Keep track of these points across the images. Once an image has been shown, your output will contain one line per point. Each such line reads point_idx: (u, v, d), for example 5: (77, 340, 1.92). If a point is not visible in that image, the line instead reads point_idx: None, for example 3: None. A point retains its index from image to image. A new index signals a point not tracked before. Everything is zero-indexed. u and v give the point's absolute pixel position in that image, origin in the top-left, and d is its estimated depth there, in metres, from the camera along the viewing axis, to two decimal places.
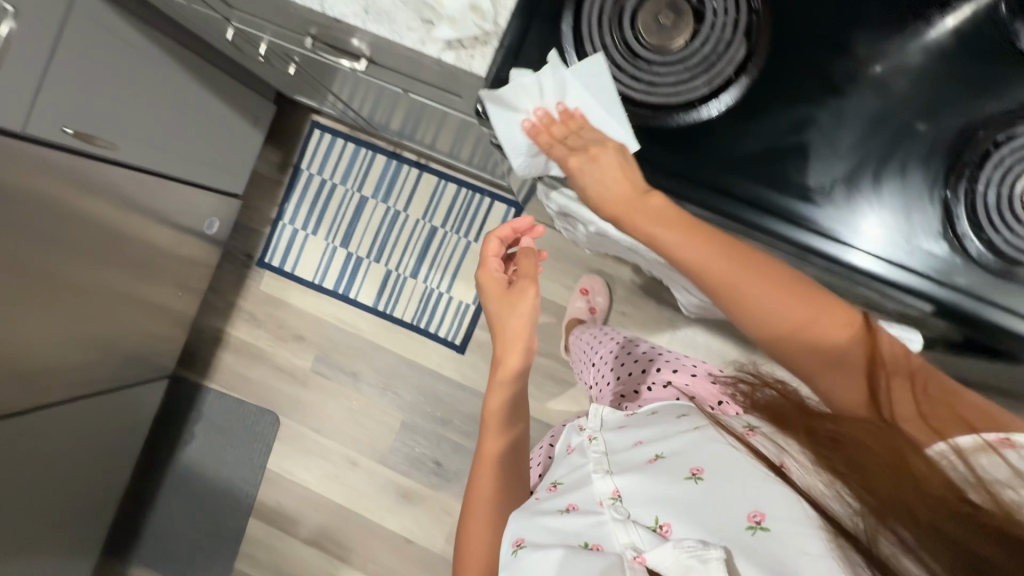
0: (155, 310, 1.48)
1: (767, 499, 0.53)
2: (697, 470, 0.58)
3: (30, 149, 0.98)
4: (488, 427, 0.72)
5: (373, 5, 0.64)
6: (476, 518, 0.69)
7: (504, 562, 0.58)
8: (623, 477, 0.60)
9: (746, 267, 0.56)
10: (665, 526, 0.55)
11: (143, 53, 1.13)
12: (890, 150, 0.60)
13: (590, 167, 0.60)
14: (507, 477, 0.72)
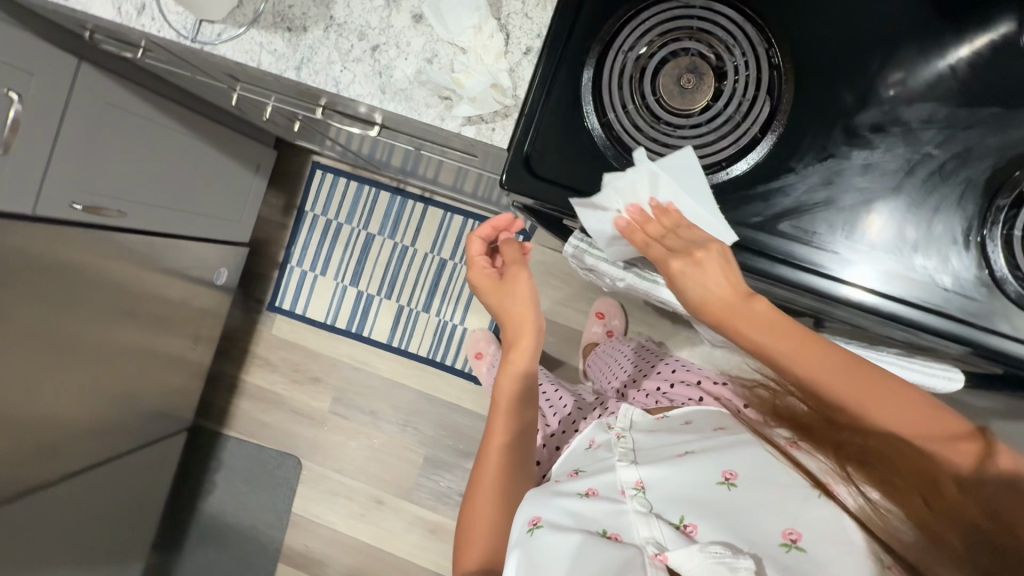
0: (172, 365, 1.47)
1: (806, 520, 0.57)
2: (730, 475, 0.62)
3: (41, 229, 0.97)
4: (498, 406, 0.70)
5: (389, 84, 0.64)
6: (483, 501, 0.67)
7: (519, 538, 0.59)
8: (651, 471, 0.64)
9: (831, 355, 0.54)
10: (690, 525, 0.58)
11: (146, 118, 1.13)
12: (916, 197, 0.59)
13: (693, 272, 0.54)
14: (516, 463, 0.69)
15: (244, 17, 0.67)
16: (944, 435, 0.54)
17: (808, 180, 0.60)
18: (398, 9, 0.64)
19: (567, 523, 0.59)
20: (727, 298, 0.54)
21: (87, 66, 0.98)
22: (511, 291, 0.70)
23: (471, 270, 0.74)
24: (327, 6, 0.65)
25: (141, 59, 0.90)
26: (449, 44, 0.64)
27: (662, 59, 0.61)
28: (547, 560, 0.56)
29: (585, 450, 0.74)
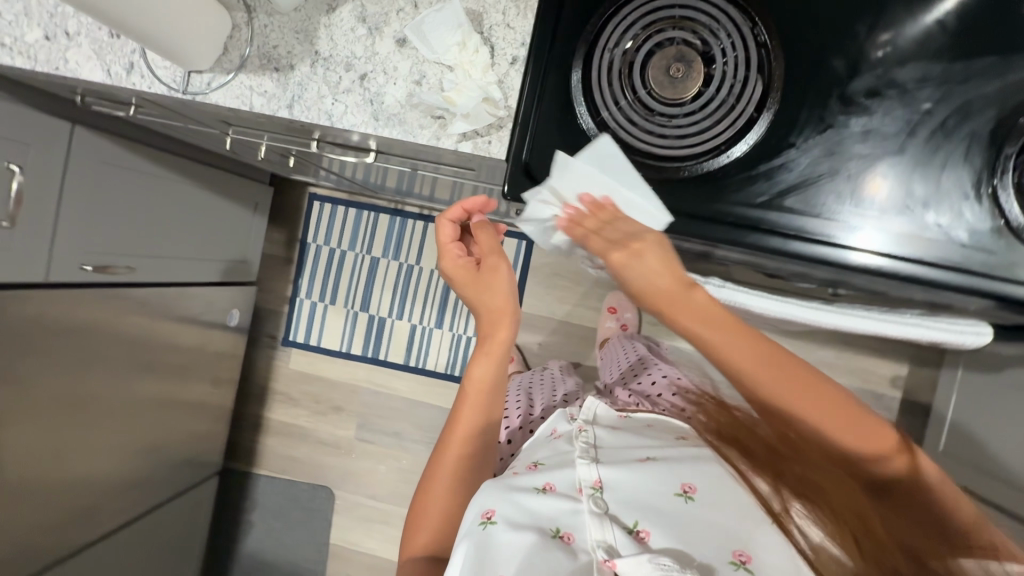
0: (195, 411, 1.48)
1: (758, 540, 0.56)
2: (688, 488, 0.60)
3: (54, 294, 0.98)
4: (465, 397, 0.67)
5: (381, 110, 0.64)
6: (437, 489, 0.66)
7: (470, 530, 0.58)
8: (612, 472, 0.63)
9: (822, 393, 0.52)
10: (643, 531, 0.57)
11: (144, 173, 1.14)
12: (920, 157, 0.59)
13: (636, 263, 0.52)
14: (473, 455, 0.67)
15: (230, 63, 0.68)
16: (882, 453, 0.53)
17: (810, 153, 0.60)
18: (381, 35, 0.64)
19: (520, 517, 0.58)
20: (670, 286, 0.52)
21: (81, 129, 0.99)
22: (488, 285, 0.66)
23: (444, 257, 0.69)
24: (311, 42, 0.66)
25: (134, 116, 0.92)
26: (435, 63, 0.64)
27: (649, 52, 0.61)
28: (496, 555, 0.55)
29: (546, 440, 0.76)
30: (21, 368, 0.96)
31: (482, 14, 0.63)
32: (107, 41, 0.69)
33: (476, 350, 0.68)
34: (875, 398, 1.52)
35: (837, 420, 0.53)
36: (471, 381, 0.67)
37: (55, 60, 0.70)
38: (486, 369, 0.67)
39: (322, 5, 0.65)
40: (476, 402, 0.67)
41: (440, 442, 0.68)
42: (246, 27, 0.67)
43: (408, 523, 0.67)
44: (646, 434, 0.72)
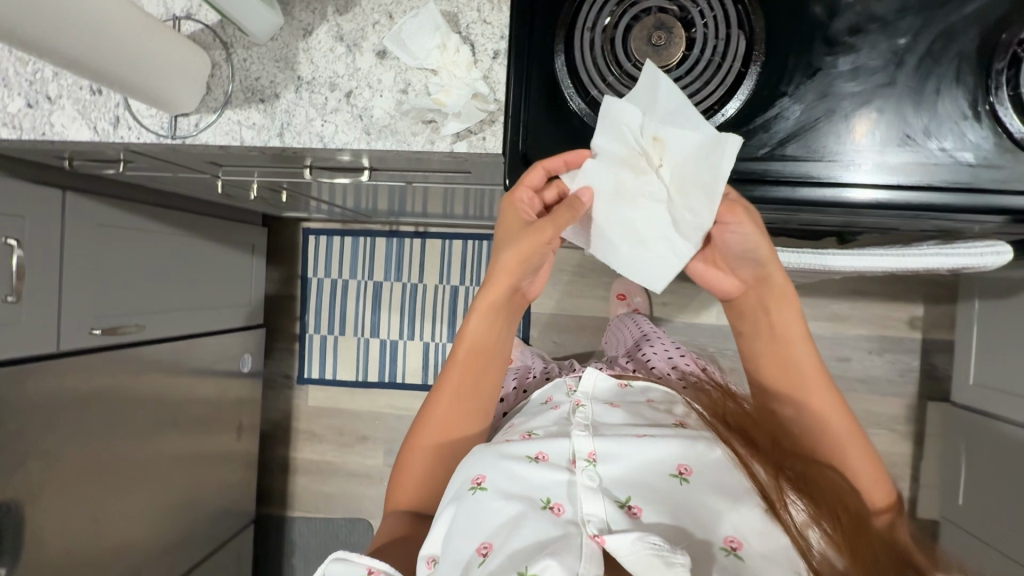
0: (222, 463, 1.47)
1: (743, 525, 0.58)
2: (684, 470, 0.62)
3: (66, 364, 0.98)
4: (456, 354, 0.70)
5: (372, 124, 0.65)
6: (422, 448, 0.71)
7: (460, 495, 0.63)
8: (607, 445, 0.65)
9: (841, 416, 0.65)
10: (634, 506, 0.59)
11: (139, 230, 1.14)
12: (914, 86, 0.59)
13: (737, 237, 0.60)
14: (460, 414, 0.71)
15: (215, 102, 0.68)
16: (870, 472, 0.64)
17: (803, 100, 0.60)
18: (360, 51, 0.65)
19: (509, 487, 0.62)
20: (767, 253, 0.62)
21: (72, 194, 0.99)
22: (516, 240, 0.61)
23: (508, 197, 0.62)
24: (292, 68, 0.66)
25: (123, 173, 0.92)
26: (418, 69, 0.64)
27: (627, 25, 0.61)
28: (484, 519, 0.59)
29: (543, 408, 0.80)
30: (45, 443, 0.95)
31: (457, 14, 0.64)
32: (90, 100, 0.69)
33: (473, 308, 0.68)
34: (896, 342, 1.51)
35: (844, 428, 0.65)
36: (466, 336, 0.69)
37: (41, 125, 0.70)
38: (479, 327, 0.68)
39: (298, 31, 0.66)
40: (468, 360, 0.70)
41: (432, 393, 0.72)
42: (225, 64, 0.67)
43: (397, 464, 0.73)
44: (646, 412, 0.74)
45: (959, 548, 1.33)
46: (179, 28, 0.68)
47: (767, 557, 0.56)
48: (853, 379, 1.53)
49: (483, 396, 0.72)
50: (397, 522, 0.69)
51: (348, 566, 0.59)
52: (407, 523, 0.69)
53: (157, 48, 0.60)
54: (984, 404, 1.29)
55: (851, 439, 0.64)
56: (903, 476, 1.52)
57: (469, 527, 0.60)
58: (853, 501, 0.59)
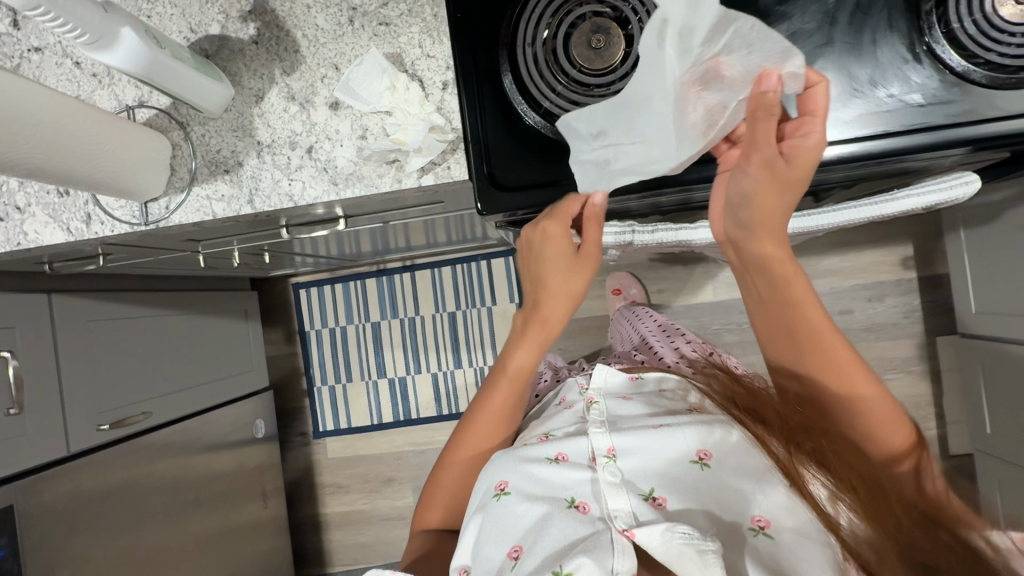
0: (251, 533, 1.45)
1: (771, 506, 0.59)
2: (704, 455, 0.63)
3: (78, 467, 0.97)
4: (500, 379, 0.72)
5: (338, 174, 0.66)
6: (453, 465, 0.74)
7: (485, 502, 0.65)
8: (623, 440, 0.65)
9: (847, 367, 0.61)
10: (659, 497, 0.59)
11: (130, 318, 1.15)
12: (853, 40, 0.60)
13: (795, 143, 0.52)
14: (493, 435, 0.74)
15: (181, 181, 0.69)
16: (897, 424, 0.61)
17: None
18: (314, 105, 0.66)
19: (532, 489, 0.64)
20: (773, 206, 0.55)
21: (58, 296, 0.99)
22: (568, 271, 0.63)
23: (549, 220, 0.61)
24: (251, 134, 0.67)
25: (105, 266, 0.93)
26: (373, 113, 0.65)
27: (565, 34, 0.62)
28: (511, 525, 0.61)
29: (558, 407, 0.81)
30: (71, 547, 0.95)
31: (401, 54, 0.65)
32: (59, 203, 0.70)
33: (520, 336, 0.70)
34: (893, 285, 1.52)
35: (857, 383, 0.60)
36: (512, 364, 0.71)
37: (16, 235, 0.71)
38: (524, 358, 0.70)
39: (249, 98, 0.67)
40: (506, 385, 0.72)
41: (473, 409, 0.75)
42: (185, 143, 0.68)
43: (433, 472, 0.76)
44: (660, 402, 0.74)
45: (998, 477, 1.33)
46: (134, 116, 0.69)
47: (794, 528, 0.57)
48: (859, 329, 1.53)
49: (514, 412, 0.74)
50: (427, 538, 0.72)
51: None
52: (430, 541, 0.70)
53: (115, 139, 0.61)
54: (990, 330, 1.30)
55: (871, 398, 0.60)
56: (929, 415, 1.52)
57: (498, 534, 0.61)
58: (866, 465, 0.58)
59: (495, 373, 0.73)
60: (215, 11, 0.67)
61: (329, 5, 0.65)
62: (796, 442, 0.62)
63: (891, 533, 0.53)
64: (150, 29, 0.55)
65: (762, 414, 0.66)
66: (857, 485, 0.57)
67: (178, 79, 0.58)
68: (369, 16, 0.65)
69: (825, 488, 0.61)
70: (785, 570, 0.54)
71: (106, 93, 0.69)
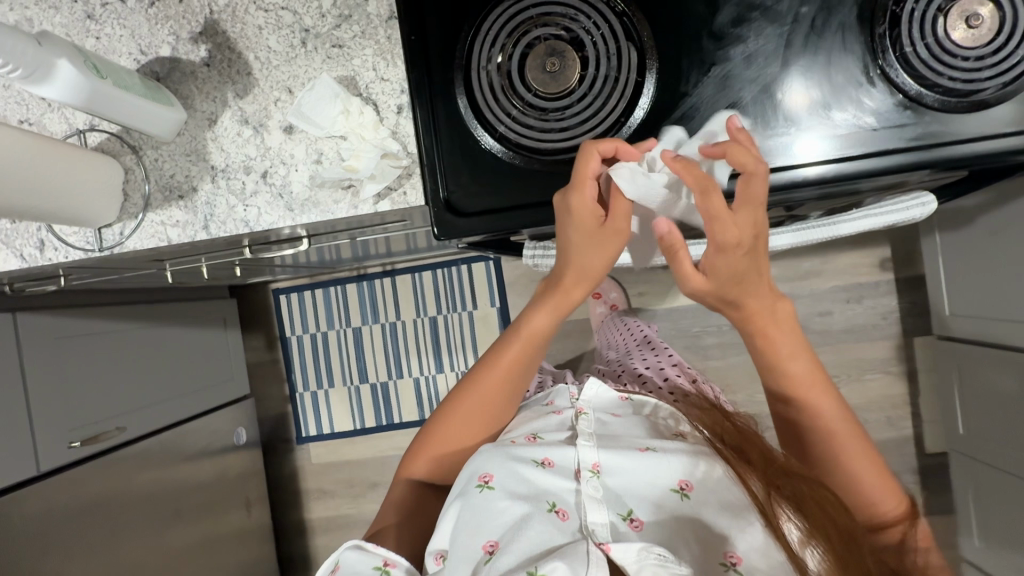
0: (234, 541, 1.46)
1: (747, 542, 0.58)
2: (685, 484, 0.64)
3: (50, 487, 0.97)
4: (515, 339, 0.69)
5: (293, 200, 0.65)
6: (451, 418, 0.71)
7: (466, 490, 0.64)
8: (611, 455, 0.67)
9: (837, 414, 0.62)
10: (636, 518, 0.62)
11: (101, 332, 1.14)
12: (809, 61, 0.59)
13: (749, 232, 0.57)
14: (496, 399, 0.71)
15: (135, 207, 0.68)
16: (888, 494, 0.61)
17: (705, 99, 0.61)
18: (268, 129, 0.65)
19: (515, 488, 0.63)
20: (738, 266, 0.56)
21: (23, 314, 0.98)
22: (592, 246, 0.60)
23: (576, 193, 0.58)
24: (204, 159, 0.66)
25: (68, 284, 0.91)
26: (328, 138, 0.64)
27: (520, 56, 0.62)
28: (490, 519, 0.61)
29: (545, 410, 0.81)
30: (43, 567, 0.94)
31: (355, 76, 0.64)
32: (11, 229, 0.69)
33: (541, 298, 0.67)
34: (872, 287, 1.53)
35: (842, 433, 0.62)
36: (527, 326, 0.68)
37: None
38: (542, 322, 0.67)
39: (202, 122, 0.66)
40: (521, 347, 0.69)
41: (481, 367, 0.71)
42: (138, 167, 0.67)
43: (428, 420, 0.73)
44: (646, 421, 0.76)
45: (971, 476, 1.35)
46: (85, 140, 0.67)
47: (759, 547, 0.58)
48: (837, 331, 1.54)
49: (521, 380, 0.72)
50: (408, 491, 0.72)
51: (364, 555, 0.61)
52: (415, 496, 0.71)
53: (59, 167, 0.59)
54: (964, 332, 1.31)
55: (853, 449, 0.61)
56: (906, 415, 1.54)
57: (475, 524, 0.60)
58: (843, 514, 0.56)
59: (511, 331, 0.70)
60: (165, 32, 0.66)
61: (282, 26, 0.64)
62: (776, 486, 0.60)
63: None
64: (91, 58, 0.54)
65: (745, 454, 0.64)
66: (832, 534, 0.55)
67: (124, 108, 0.57)
68: (322, 38, 0.64)
69: (798, 529, 0.58)
70: None
71: (55, 117, 0.67)
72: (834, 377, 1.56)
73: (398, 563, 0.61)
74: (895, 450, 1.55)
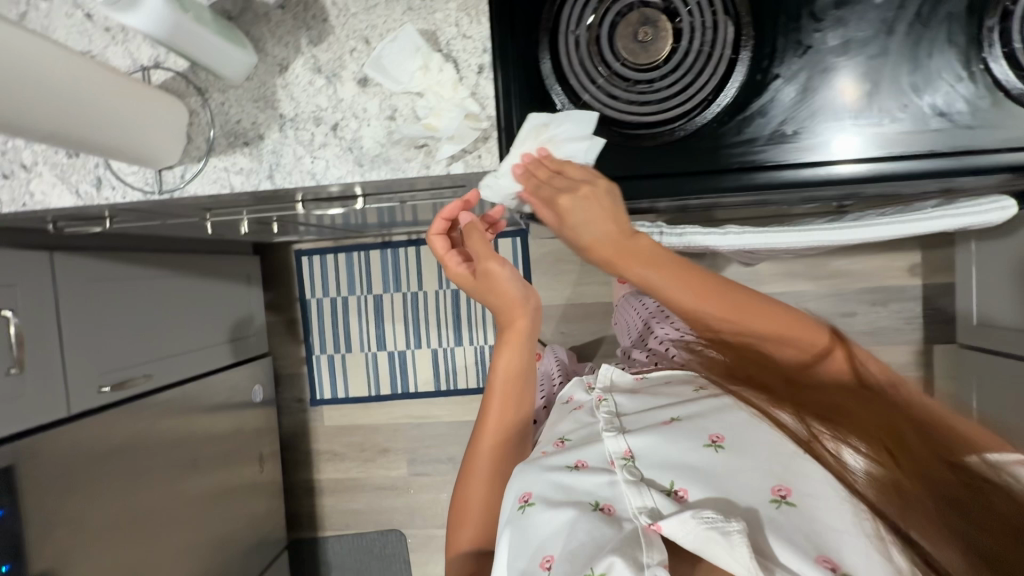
0: (246, 495, 1.47)
1: (793, 474, 0.55)
2: (716, 437, 0.59)
3: (79, 429, 0.97)
4: (492, 390, 0.74)
5: (363, 155, 0.63)
6: (473, 482, 0.72)
7: (511, 516, 0.62)
8: (640, 439, 0.61)
9: (742, 299, 0.57)
10: (681, 491, 0.56)
11: (131, 278, 1.12)
12: (909, 51, 0.57)
13: (579, 205, 0.54)
14: (501, 449, 0.73)
15: (198, 150, 0.66)
16: (815, 346, 0.59)
17: (795, 80, 0.58)
18: (342, 80, 0.63)
19: (555, 496, 0.60)
20: (614, 232, 0.53)
21: (59, 253, 0.96)
22: (492, 286, 0.71)
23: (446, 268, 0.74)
24: (273, 106, 0.64)
25: (111, 227, 0.90)
26: (403, 93, 0.62)
27: (611, 24, 0.60)
28: (540, 535, 0.58)
29: (568, 407, 0.78)
30: (70, 508, 0.95)
31: (436, 31, 0.61)
32: (67, 164, 0.67)
33: (500, 342, 0.74)
34: (898, 292, 1.52)
35: (749, 305, 0.57)
36: (497, 368, 0.74)
37: (21, 195, 0.68)
38: (507, 358, 0.73)
39: (274, 67, 0.64)
40: (501, 390, 0.74)
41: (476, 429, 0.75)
42: (203, 110, 0.65)
43: (455, 495, 0.74)
44: (667, 390, 0.71)
45: None
46: (149, 78, 0.65)
47: (819, 496, 0.53)
48: (858, 333, 1.54)
49: (518, 412, 0.75)
50: (462, 562, 0.71)
51: None
52: (477, 565, 0.71)
53: (126, 107, 0.58)
54: (990, 342, 1.32)
55: (766, 318, 0.58)
56: None
57: (529, 546, 0.58)
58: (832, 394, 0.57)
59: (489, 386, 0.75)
60: None
61: None
62: (801, 403, 0.58)
63: (906, 464, 0.51)
64: None
65: (745, 376, 0.62)
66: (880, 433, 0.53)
67: (201, 44, 0.55)
68: None
69: (842, 444, 0.56)
70: (823, 546, 0.50)
71: (119, 51, 0.65)
72: None
73: None
74: None
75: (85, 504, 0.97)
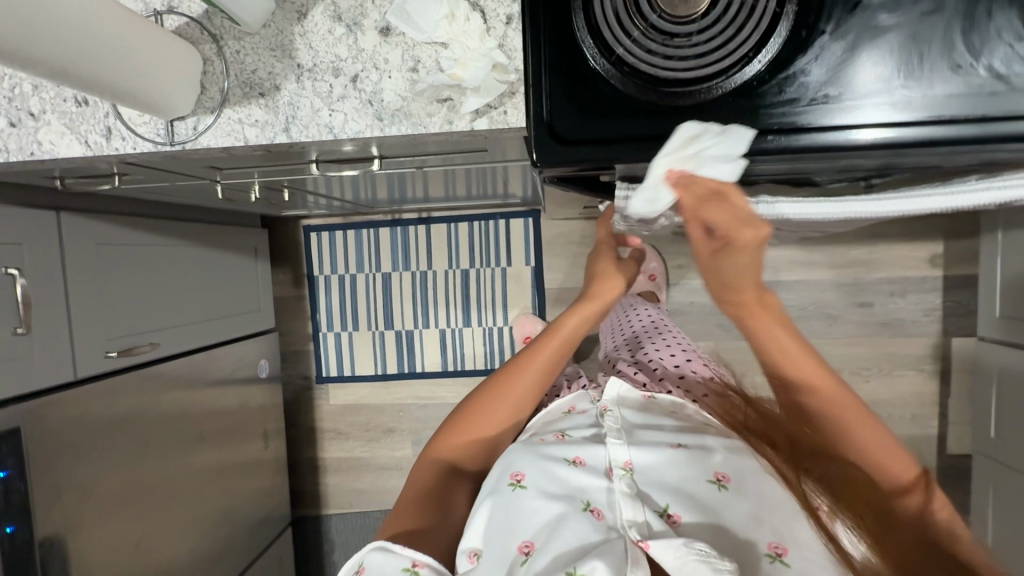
0: (251, 470, 1.46)
1: (795, 536, 0.56)
2: (722, 477, 0.60)
3: (84, 394, 0.95)
4: (550, 339, 0.73)
5: (384, 109, 0.61)
6: (490, 409, 0.71)
7: (497, 488, 0.61)
8: (643, 454, 0.62)
9: (832, 380, 0.63)
10: (675, 514, 0.57)
11: (138, 245, 1.10)
12: (968, 7, 0.53)
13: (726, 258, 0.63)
14: (527, 397, 0.72)
15: (212, 101, 0.63)
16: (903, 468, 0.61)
17: (840, 38, 0.54)
18: (362, 29, 0.60)
19: (547, 488, 0.61)
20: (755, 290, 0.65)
21: (66, 214, 0.94)
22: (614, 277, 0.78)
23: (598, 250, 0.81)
24: (290, 56, 0.61)
25: (120, 186, 0.88)
26: (427, 44, 0.60)
27: None
28: (525, 519, 0.58)
29: (566, 414, 0.77)
30: (76, 473, 0.94)
31: None
32: (77, 112, 0.65)
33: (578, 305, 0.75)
34: (917, 283, 1.49)
35: (852, 403, 0.62)
36: (565, 325, 0.74)
37: (29, 144, 0.66)
38: (576, 322, 0.74)
39: (292, 14, 0.61)
40: (557, 347, 0.73)
41: (514, 361, 0.73)
42: (218, 58, 0.63)
43: (461, 404, 0.72)
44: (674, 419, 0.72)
45: (992, 479, 1.34)
46: (162, 23, 0.63)
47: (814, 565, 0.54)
48: (875, 324, 1.51)
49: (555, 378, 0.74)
50: (433, 470, 0.67)
51: (391, 558, 0.56)
52: (442, 477, 0.67)
53: (137, 50, 0.55)
54: (1011, 335, 1.29)
55: (856, 414, 0.62)
56: (933, 414, 1.52)
57: (508, 525, 0.58)
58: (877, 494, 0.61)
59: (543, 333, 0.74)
60: None
61: None
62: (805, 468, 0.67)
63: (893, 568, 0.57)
64: None
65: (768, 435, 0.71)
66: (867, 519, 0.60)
67: None
68: None
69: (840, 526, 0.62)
70: None
71: None
72: (864, 370, 1.53)
73: (426, 563, 0.55)
74: (916, 448, 1.54)
75: (91, 471, 0.96)
